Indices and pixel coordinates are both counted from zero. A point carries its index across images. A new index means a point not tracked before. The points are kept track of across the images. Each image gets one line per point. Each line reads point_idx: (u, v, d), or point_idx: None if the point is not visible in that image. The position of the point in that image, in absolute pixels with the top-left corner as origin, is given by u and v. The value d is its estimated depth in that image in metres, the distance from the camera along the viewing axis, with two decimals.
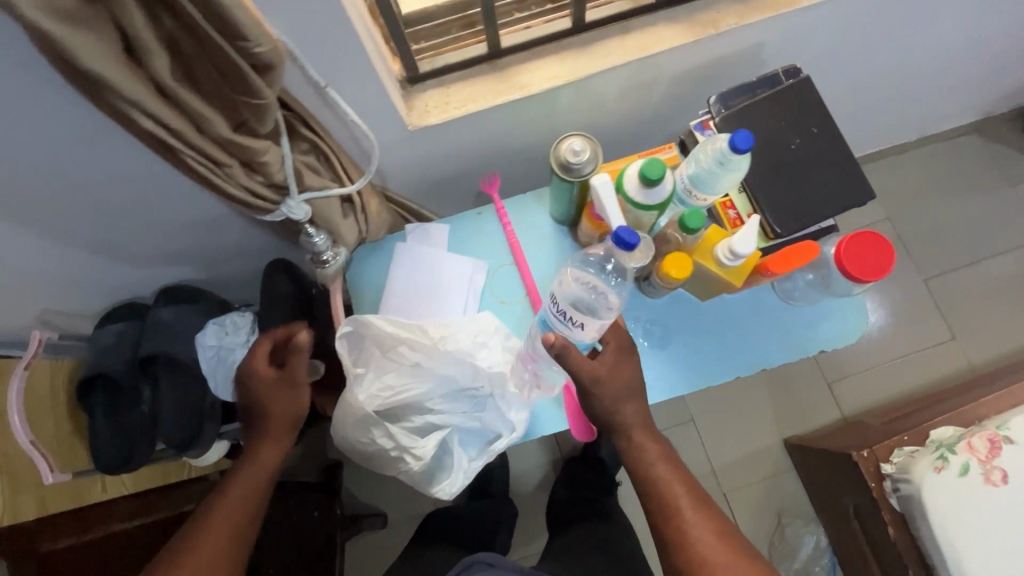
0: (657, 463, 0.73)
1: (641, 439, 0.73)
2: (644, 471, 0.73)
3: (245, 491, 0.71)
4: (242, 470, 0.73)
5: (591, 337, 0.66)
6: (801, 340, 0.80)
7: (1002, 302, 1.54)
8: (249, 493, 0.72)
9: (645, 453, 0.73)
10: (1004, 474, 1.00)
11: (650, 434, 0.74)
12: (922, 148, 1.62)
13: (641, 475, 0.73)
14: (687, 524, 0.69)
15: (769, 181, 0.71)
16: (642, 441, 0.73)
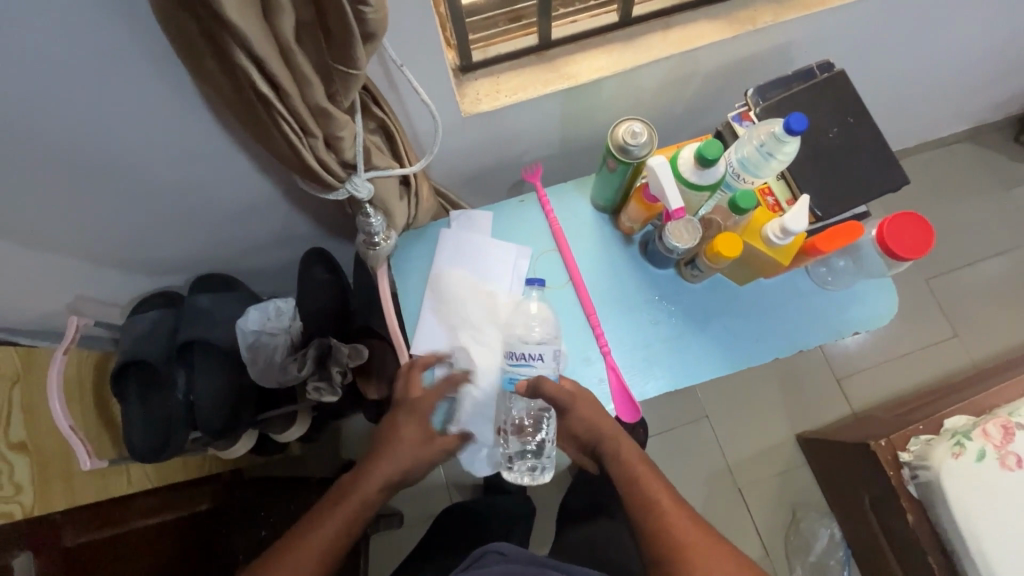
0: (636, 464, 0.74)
1: (624, 445, 0.76)
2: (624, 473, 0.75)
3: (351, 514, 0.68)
4: (354, 490, 0.70)
5: (553, 368, 0.76)
6: (835, 322, 0.83)
7: (1000, 301, 1.60)
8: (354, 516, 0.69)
9: (625, 455, 0.76)
10: (1018, 459, 1.04)
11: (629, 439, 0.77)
12: (920, 153, 1.69)
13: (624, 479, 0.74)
14: (668, 519, 0.69)
15: (809, 168, 0.74)
16: (623, 442, 0.76)
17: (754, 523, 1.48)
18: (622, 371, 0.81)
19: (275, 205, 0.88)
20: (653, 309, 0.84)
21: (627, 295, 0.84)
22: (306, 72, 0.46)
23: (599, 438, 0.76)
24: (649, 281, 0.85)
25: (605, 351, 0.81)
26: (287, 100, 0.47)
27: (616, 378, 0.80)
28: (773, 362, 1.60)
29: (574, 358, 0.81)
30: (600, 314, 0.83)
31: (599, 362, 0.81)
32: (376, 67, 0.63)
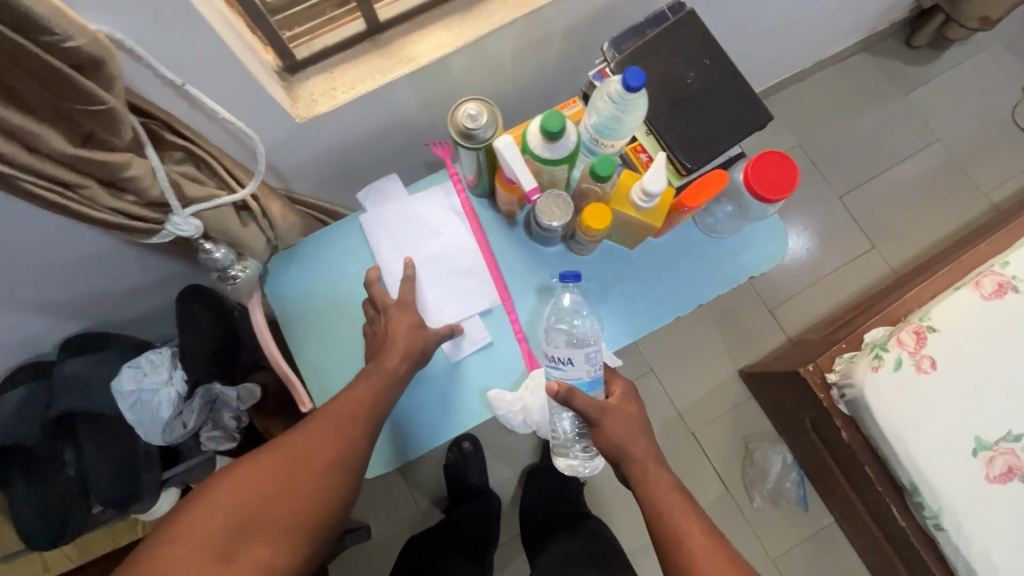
0: (667, 490, 0.73)
1: (643, 468, 0.74)
2: (651, 499, 0.73)
3: (360, 401, 0.67)
4: (368, 377, 0.69)
5: (584, 373, 0.73)
6: (730, 269, 0.81)
7: (912, 207, 1.64)
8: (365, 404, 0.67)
9: (654, 480, 0.74)
10: (933, 361, 1.08)
11: (660, 465, 0.75)
12: (816, 74, 1.70)
13: (652, 505, 0.73)
14: (694, 543, 0.68)
15: (672, 120, 0.70)
16: (653, 474, 0.74)
17: (711, 463, 1.52)
18: (536, 356, 0.80)
19: (129, 250, 0.80)
20: (551, 291, 0.81)
21: (530, 274, 0.82)
22: (23, 124, 0.42)
23: (627, 461, 0.75)
24: (542, 260, 0.82)
25: (520, 336, 0.79)
26: (16, 157, 0.43)
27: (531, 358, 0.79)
28: (707, 304, 1.61)
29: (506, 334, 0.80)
30: (513, 297, 0.81)
31: (514, 349, 0.80)
32: (165, 92, 0.56)
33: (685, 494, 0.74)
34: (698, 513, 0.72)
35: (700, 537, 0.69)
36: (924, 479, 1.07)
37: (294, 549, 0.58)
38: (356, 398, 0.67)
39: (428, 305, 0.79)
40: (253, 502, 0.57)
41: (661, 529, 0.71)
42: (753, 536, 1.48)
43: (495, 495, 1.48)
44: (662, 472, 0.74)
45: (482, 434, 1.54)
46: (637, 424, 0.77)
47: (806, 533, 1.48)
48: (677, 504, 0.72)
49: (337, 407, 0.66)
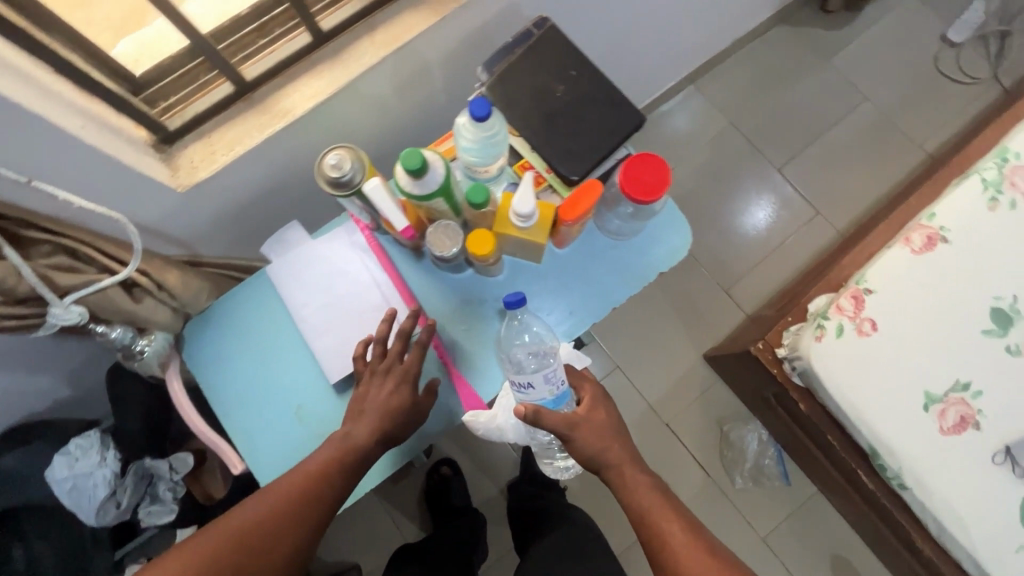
0: (646, 494, 0.75)
1: (622, 475, 0.77)
2: (633, 506, 0.75)
3: (336, 459, 0.69)
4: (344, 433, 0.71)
5: (548, 392, 0.72)
6: (640, 268, 0.82)
7: (850, 169, 1.66)
8: (340, 462, 0.69)
9: (633, 484, 0.76)
10: (873, 323, 1.09)
11: (637, 469, 0.77)
12: (738, 52, 1.72)
13: (635, 510, 0.75)
14: (679, 548, 0.71)
15: (548, 135, 0.71)
16: (632, 479, 0.76)
17: (689, 451, 1.52)
18: (466, 378, 0.79)
19: (41, 338, 0.80)
20: (468, 315, 0.82)
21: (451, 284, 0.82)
22: None
23: (605, 469, 0.77)
24: (452, 288, 0.82)
25: (445, 360, 0.79)
26: None
27: (463, 388, 0.79)
28: (665, 294, 1.62)
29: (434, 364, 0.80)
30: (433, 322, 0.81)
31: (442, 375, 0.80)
32: (15, 192, 0.59)
33: (665, 494, 0.76)
34: (678, 508, 0.75)
35: (684, 540, 0.72)
36: (881, 440, 1.06)
37: None
38: (331, 453, 0.69)
39: (347, 347, 0.79)
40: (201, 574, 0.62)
41: (648, 533, 0.74)
42: (738, 517, 1.48)
43: (479, 514, 1.46)
44: (640, 475, 0.77)
45: (458, 456, 1.54)
46: (614, 428, 0.79)
47: (791, 506, 1.48)
48: (657, 506, 0.74)
49: (314, 462, 0.69)
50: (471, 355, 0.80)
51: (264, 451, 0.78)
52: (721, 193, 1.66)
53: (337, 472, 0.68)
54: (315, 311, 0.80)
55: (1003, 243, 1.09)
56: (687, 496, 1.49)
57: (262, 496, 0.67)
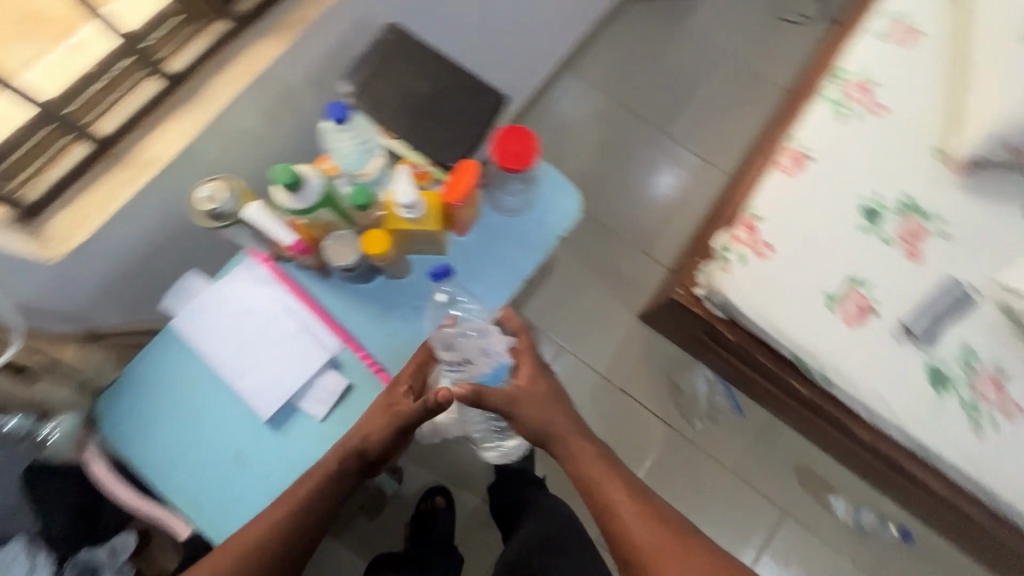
0: (592, 465, 0.80)
1: (566, 447, 0.81)
2: (580, 477, 0.81)
3: (336, 465, 0.73)
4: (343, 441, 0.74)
5: (487, 365, 0.78)
6: (539, 238, 0.85)
7: (726, 118, 1.80)
8: (341, 468, 0.73)
9: (579, 456, 0.81)
10: (767, 244, 1.19)
11: (582, 440, 0.82)
12: (602, 33, 1.84)
13: (582, 480, 0.81)
14: (624, 514, 0.78)
15: (418, 130, 0.74)
16: (577, 449, 0.81)
17: (647, 407, 1.58)
18: None
19: None
20: (389, 320, 0.83)
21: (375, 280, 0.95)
22: None
23: (551, 442, 0.81)
24: (366, 299, 0.83)
25: (376, 368, 0.80)
26: None
27: None
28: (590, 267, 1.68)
29: (367, 375, 0.80)
30: (355, 336, 0.82)
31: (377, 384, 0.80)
32: None
33: (610, 462, 0.81)
34: (623, 475, 0.81)
35: (630, 507, 0.78)
36: (801, 347, 1.15)
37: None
38: (328, 463, 0.72)
39: (274, 381, 0.77)
40: None
41: (594, 500, 0.80)
42: (705, 456, 1.55)
43: (456, 552, 1.44)
44: (586, 445, 0.81)
45: (430, 474, 1.52)
46: (555, 398, 0.82)
47: (750, 433, 1.56)
48: (603, 475, 0.80)
49: (313, 473, 0.72)
50: (401, 357, 0.81)
51: (211, 507, 0.75)
52: (618, 162, 1.75)
53: (338, 475, 0.73)
54: (234, 353, 0.78)
55: (857, 151, 1.24)
56: (654, 450, 1.55)
57: (269, 510, 0.71)
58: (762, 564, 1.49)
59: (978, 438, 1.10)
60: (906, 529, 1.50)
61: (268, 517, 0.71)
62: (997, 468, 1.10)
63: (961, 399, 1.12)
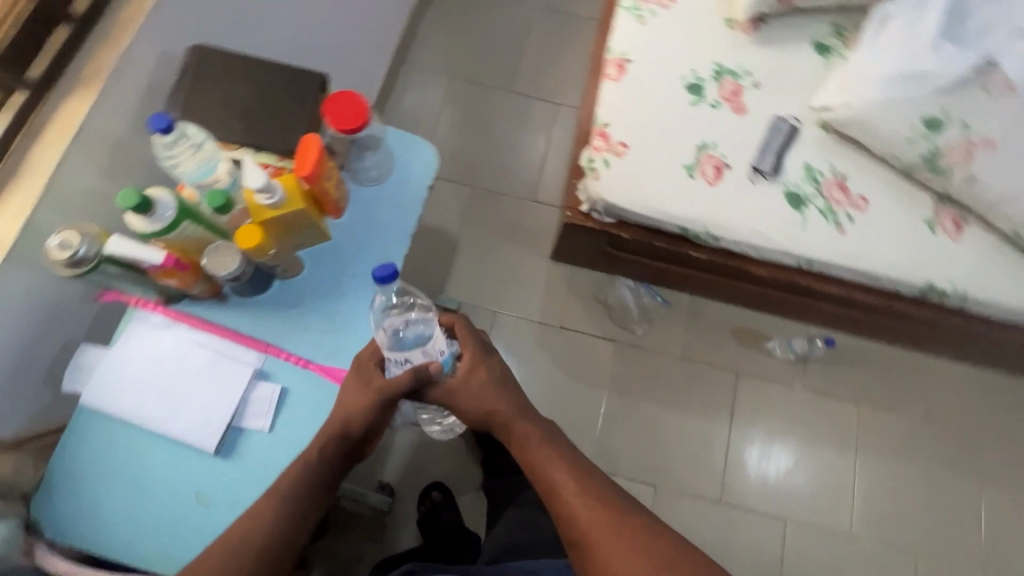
0: (535, 448, 0.89)
1: (508, 429, 0.90)
2: (525, 461, 0.89)
3: (320, 450, 0.75)
4: (323, 428, 0.77)
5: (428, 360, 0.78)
6: (411, 193, 0.91)
7: (561, 59, 1.92)
8: (325, 452, 0.76)
9: (523, 440, 0.90)
10: (620, 143, 1.32)
11: (527, 425, 0.90)
12: (422, 23, 1.93)
13: (527, 463, 0.89)
14: (567, 496, 0.85)
15: (256, 129, 0.78)
16: (521, 431, 0.90)
17: (589, 333, 1.68)
18: (331, 366, 0.83)
19: None
20: (300, 317, 0.85)
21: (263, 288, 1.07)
22: None
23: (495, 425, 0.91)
24: (269, 306, 0.85)
25: (303, 363, 0.82)
26: None
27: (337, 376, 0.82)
28: (493, 232, 1.76)
29: (298, 373, 0.82)
30: (271, 343, 0.83)
31: (310, 378, 0.82)
32: None
33: (555, 445, 0.89)
34: (569, 459, 0.88)
35: (571, 489, 0.85)
36: (680, 218, 1.29)
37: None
38: (312, 450, 0.75)
39: (206, 412, 0.78)
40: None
41: (540, 481, 0.87)
42: (654, 355, 1.67)
43: (471, 532, 1.47)
44: (529, 427, 0.90)
45: (419, 473, 1.55)
46: (498, 383, 0.91)
47: (685, 319, 1.70)
48: (546, 457, 0.88)
49: (298, 462, 0.75)
50: (324, 345, 0.84)
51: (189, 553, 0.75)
52: (481, 131, 1.84)
53: (321, 460, 0.75)
54: (156, 402, 0.78)
55: (665, 41, 1.40)
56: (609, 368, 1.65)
57: (258, 501, 0.73)
58: (736, 425, 1.64)
59: (842, 235, 1.28)
60: (827, 336, 1.68)
61: (257, 508, 0.73)
62: (867, 253, 1.27)
63: (819, 209, 1.29)
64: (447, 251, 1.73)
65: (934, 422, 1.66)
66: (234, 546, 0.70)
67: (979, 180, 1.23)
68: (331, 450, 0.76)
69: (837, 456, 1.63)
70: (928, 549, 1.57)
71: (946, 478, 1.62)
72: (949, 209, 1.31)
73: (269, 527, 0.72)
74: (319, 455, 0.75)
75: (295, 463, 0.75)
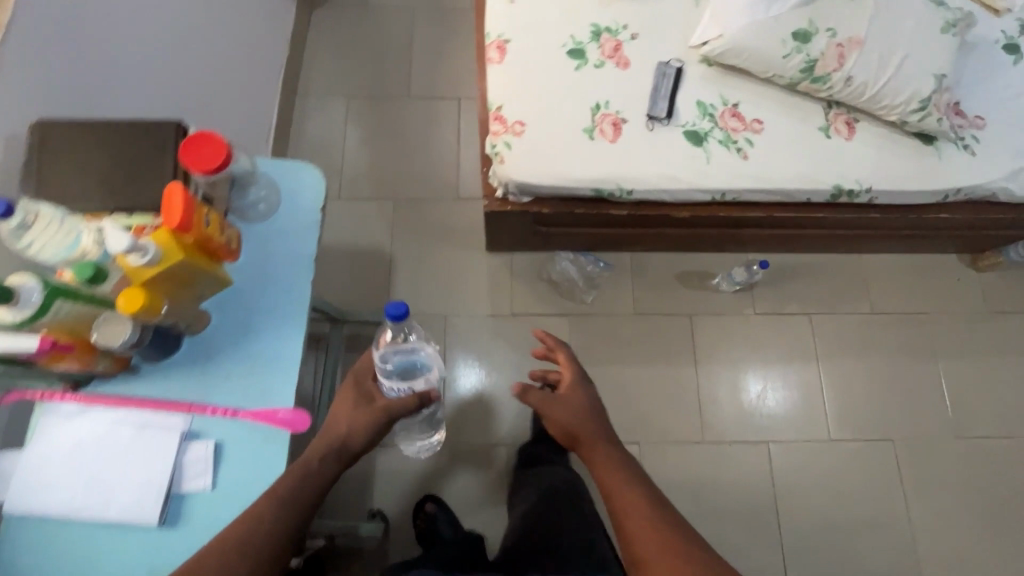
0: (609, 466, 0.97)
1: (592, 448, 1.01)
2: (599, 476, 0.97)
3: (320, 454, 0.81)
4: (321, 436, 0.83)
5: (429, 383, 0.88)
6: (304, 219, 0.90)
7: (450, 53, 1.92)
8: (323, 455, 0.81)
9: (599, 458, 0.99)
10: (518, 122, 1.33)
11: (608, 447, 1.00)
12: (306, 50, 1.91)
13: (601, 480, 0.96)
14: (633, 514, 0.89)
15: (124, 196, 0.79)
16: (601, 451, 0.99)
17: (543, 314, 1.69)
18: (262, 408, 0.81)
19: None
20: (220, 367, 0.83)
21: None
22: None
23: (579, 442, 1.02)
24: (184, 365, 0.83)
25: (232, 412, 0.80)
26: None
27: (272, 417, 0.81)
28: (426, 238, 1.75)
29: (230, 424, 0.81)
30: (195, 401, 0.81)
31: (243, 425, 0.81)
32: None
33: (638, 474, 0.96)
34: (645, 484, 0.94)
35: (640, 509, 0.90)
36: (592, 181, 1.30)
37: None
38: (311, 455, 0.81)
39: (140, 488, 0.75)
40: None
41: (610, 497, 0.93)
42: (610, 318, 1.69)
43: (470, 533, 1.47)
44: (608, 449, 0.99)
45: (408, 492, 1.55)
46: (593, 407, 1.05)
47: (630, 276, 1.73)
48: (620, 476, 0.95)
49: (298, 466, 0.80)
50: (248, 388, 0.83)
51: None
52: (391, 143, 1.83)
53: (318, 463, 0.80)
54: (86, 492, 0.75)
55: (537, 14, 1.41)
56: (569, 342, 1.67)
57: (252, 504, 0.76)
58: (702, 366, 1.67)
59: (746, 159, 1.32)
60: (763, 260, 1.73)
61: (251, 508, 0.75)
62: (774, 172, 1.31)
63: (719, 141, 1.33)
64: (385, 268, 1.71)
65: (881, 314, 1.73)
66: (230, 541, 0.72)
67: (856, 77, 1.28)
68: (326, 459, 0.81)
69: (802, 369, 1.68)
70: (904, 433, 1.64)
71: (906, 365, 1.69)
72: (838, 112, 1.36)
73: (264, 523, 0.74)
74: (317, 459, 0.81)
75: (293, 468, 0.79)
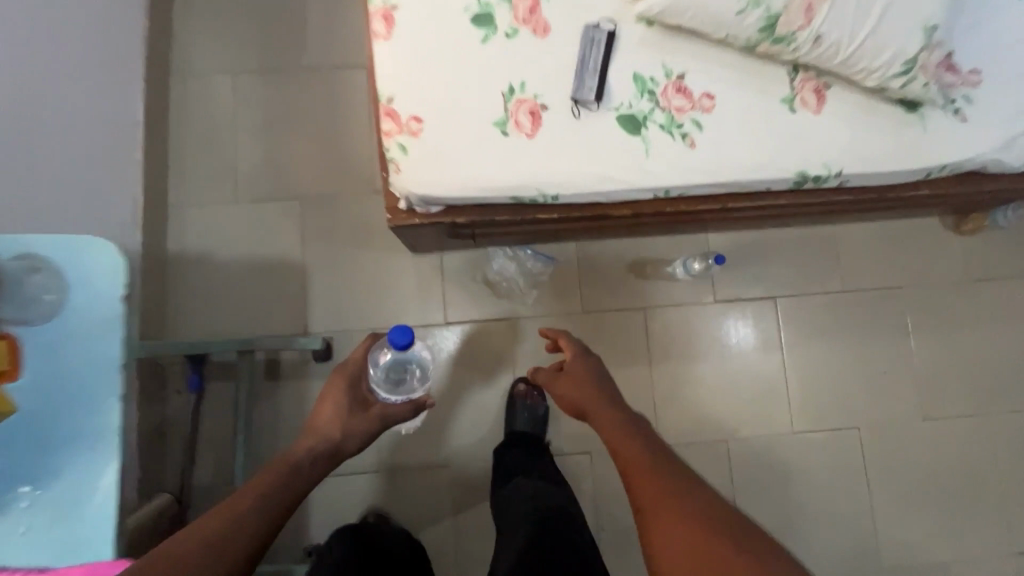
0: (614, 426, 0.95)
1: (599, 414, 1.00)
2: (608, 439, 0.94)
3: (314, 447, 0.97)
4: (315, 434, 1.00)
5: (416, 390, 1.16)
6: (100, 312, 0.90)
7: (351, 10, 1.59)
8: (316, 449, 0.97)
9: (608, 422, 0.97)
10: (414, 118, 1.08)
11: (616, 413, 0.98)
12: (174, 17, 1.57)
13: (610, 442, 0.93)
14: (643, 473, 0.85)
15: None
16: (609, 418, 0.97)
17: (480, 319, 1.52)
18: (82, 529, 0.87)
19: None
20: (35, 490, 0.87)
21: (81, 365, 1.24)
22: None
23: (587, 411, 1.02)
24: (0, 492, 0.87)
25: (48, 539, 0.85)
26: None
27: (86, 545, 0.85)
28: (342, 241, 1.53)
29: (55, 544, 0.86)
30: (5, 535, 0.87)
31: (67, 545, 0.87)
32: None
33: (651, 439, 0.91)
34: (656, 446, 0.90)
35: (649, 466, 0.85)
36: (509, 188, 1.08)
37: (253, 536, 0.80)
38: (307, 447, 0.97)
39: None
40: (204, 535, 0.77)
41: (621, 459, 0.89)
42: (555, 319, 1.52)
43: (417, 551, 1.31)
44: (615, 414, 0.98)
45: (346, 521, 1.46)
46: (600, 382, 1.07)
47: (575, 270, 1.54)
48: (632, 439, 0.91)
49: (298, 453, 0.95)
50: (66, 506, 0.87)
51: None
52: (291, 129, 1.55)
53: (311, 456, 0.95)
54: None
55: None
56: (510, 348, 1.52)
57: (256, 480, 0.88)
58: (656, 364, 1.54)
59: (692, 148, 1.09)
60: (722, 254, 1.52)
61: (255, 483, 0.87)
62: (727, 160, 1.09)
63: (660, 125, 1.09)
64: (297, 281, 1.51)
65: (852, 291, 1.58)
66: (236, 502, 0.82)
67: (826, 37, 1.03)
68: (318, 454, 0.97)
69: (765, 358, 1.55)
70: (870, 417, 1.54)
71: (875, 346, 1.57)
72: (806, 77, 1.11)
73: (265, 494, 0.85)
74: (312, 452, 0.96)
75: (290, 455, 0.94)
